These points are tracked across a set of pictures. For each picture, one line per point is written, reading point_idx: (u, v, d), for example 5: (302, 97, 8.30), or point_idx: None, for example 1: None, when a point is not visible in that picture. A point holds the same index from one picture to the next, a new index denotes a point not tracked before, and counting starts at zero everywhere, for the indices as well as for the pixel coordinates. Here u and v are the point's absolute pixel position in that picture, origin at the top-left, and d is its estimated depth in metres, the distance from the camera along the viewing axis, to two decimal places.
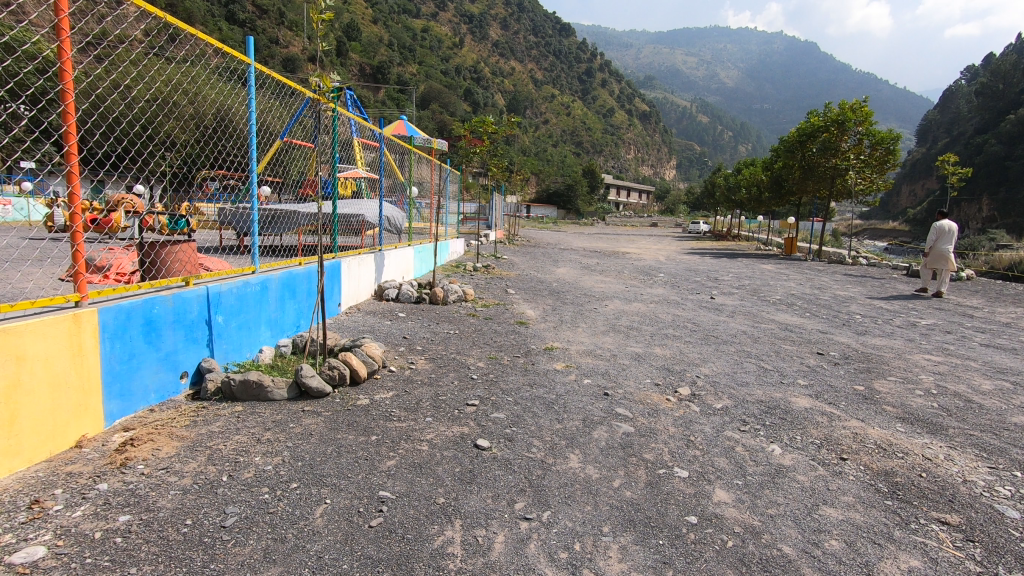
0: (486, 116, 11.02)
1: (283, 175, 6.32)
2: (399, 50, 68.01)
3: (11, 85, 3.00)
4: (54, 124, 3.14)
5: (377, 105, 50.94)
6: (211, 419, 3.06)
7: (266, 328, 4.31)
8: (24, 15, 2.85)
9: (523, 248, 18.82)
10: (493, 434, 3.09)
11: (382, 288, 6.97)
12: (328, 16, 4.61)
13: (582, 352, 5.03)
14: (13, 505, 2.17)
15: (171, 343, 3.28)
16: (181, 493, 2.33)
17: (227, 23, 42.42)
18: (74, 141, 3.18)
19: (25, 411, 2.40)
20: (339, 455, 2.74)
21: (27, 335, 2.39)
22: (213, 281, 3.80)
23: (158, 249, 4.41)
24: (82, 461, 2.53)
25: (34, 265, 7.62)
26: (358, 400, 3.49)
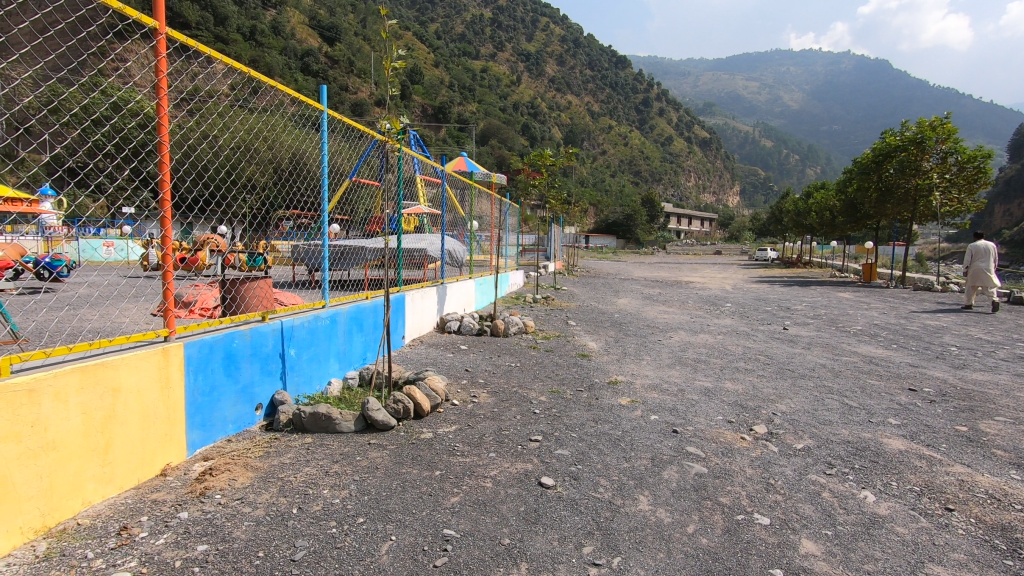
0: (546, 150, 11.17)
1: (352, 213, 6.61)
2: (458, 91, 70.80)
3: (117, 141, 3.31)
4: (151, 173, 3.42)
5: (439, 143, 53.00)
6: (283, 450, 3.16)
7: (334, 361, 4.45)
8: (127, 76, 3.16)
9: (583, 279, 18.66)
10: (558, 471, 3.01)
11: (444, 320, 7.08)
12: (398, 64, 4.88)
13: (647, 386, 4.85)
14: (105, 531, 2.30)
15: (248, 375, 3.44)
16: (254, 525, 2.39)
17: (302, 74, 45.78)
18: (168, 187, 3.44)
19: (119, 440, 2.56)
20: (404, 489, 2.74)
21: (122, 368, 2.56)
22: (287, 316, 3.98)
23: (238, 285, 4.69)
24: (166, 489, 2.66)
25: (130, 301, 8.28)
26: (422, 433, 3.50)
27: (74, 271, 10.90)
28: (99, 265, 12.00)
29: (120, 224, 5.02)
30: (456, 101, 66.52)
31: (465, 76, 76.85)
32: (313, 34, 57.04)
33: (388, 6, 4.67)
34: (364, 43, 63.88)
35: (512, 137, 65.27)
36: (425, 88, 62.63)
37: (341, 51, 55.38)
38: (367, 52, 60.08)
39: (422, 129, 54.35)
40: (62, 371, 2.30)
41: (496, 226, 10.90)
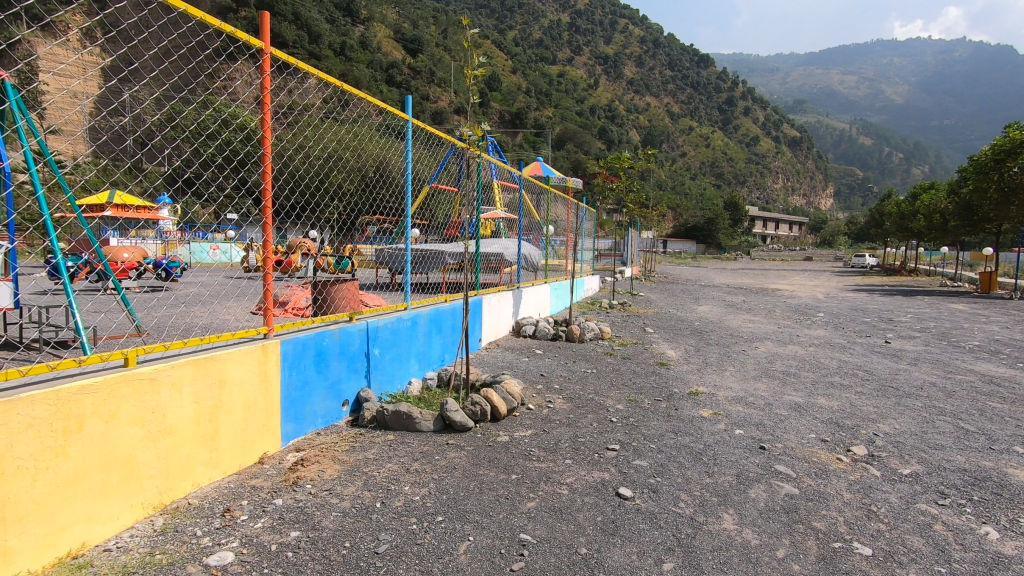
0: (623, 152, 10.97)
1: (432, 218, 6.80)
2: (535, 96, 71.25)
3: (226, 154, 3.60)
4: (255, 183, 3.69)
5: (515, 148, 53.57)
6: (367, 446, 3.30)
7: (415, 361, 4.59)
8: (236, 93, 3.44)
9: (661, 285, 18.15)
10: (636, 483, 2.93)
11: (519, 324, 7.13)
12: (479, 72, 4.99)
13: (731, 399, 4.62)
14: (211, 511, 2.51)
15: (337, 373, 3.63)
16: (341, 515, 2.51)
17: (386, 86, 47.88)
18: (269, 196, 3.70)
19: (224, 428, 2.78)
20: (481, 491, 2.78)
21: (228, 362, 2.78)
22: (372, 317, 4.16)
23: (328, 287, 4.97)
24: (263, 476, 2.86)
25: (232, 300, 8.99)
26: (498, 436, 3.53)
27: (187, 271, 12.01)
28: (207, 266, 13.14)
29: (226, 229, 5.47)
30: (532, 107, 66.96)
31: (541, 81, 77.22)
32: (396, 47, 59.53)
33: (471, 16, 4.76)
34: (445, 53, 65.85)
35: (588, 141, 64.71)
36: (502, 95, 63.57)
37: (422, 62, 57.39)
38: (448, 62, 61.84)
39: (500, 135, 55.16)
40: (178, 363, 2.53)
41: (572, 231, 10.85)
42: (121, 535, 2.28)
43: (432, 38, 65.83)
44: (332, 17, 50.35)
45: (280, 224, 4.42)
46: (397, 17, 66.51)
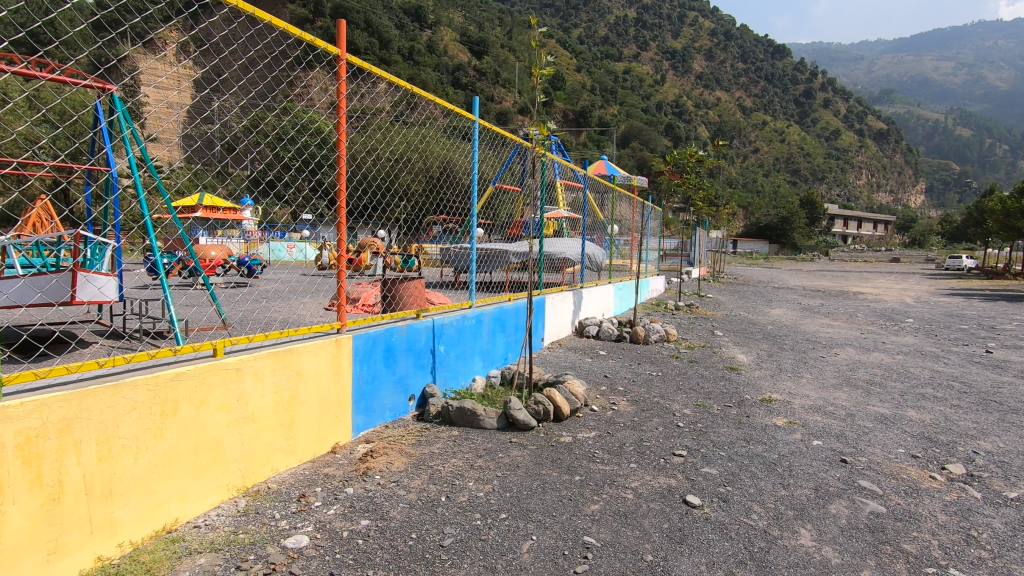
0: (692, 149, 10.61)
1: (495, 217, 6.83)
2: (600, 93, 70.37)
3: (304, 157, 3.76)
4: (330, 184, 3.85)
5: (579, 147, 53.21)
6: (433, 440, 3.37)
7: (479, 359, 4.65)
8: (312, 98, 3.59)
9: (730, 286, 17.45)
10: (705, 491, 2.82)
11: (583, 325, 7.06)
12: (546, 71, 4.97)
13: (808, 408, 4.36)
14: (289, 496, 2.64)
15: (404, 368, 3.73)
16: (408, 507, 2.57)
17: (453, 87, 48.83)
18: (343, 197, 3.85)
19: (300, 418, 2.92)
20: (544, 491, 2.77)
21: (304, 355, 2.92)
22: (438, 314, 4.24)
23: (396, 284, 5.13)
24: (336, 465, 2.98)
25: (307, 296, 9.47)
26: (561, 437, 3.51)
27: (267, 268, 12.76)
28: (285, 263, 13.90)
29: (302, 228, 5.76)
30: (597, 105, 66.19)
31: (607, 79, 76.16)
32: (463, 49, 60.55)
33: (538, 16, 4.75)
34: (510, 53, 66.25)
35: (654, 138, 63.16)
36: (567, 94, 63.23)
37: (488, 63, 58.08)
38: (513, 62, 62.25)
39: (563, 134, 54.90)
40: (260, 354, 2.68)
41: (637, 230, 10.63)
42: (209, 513, 2.46)
43: (497, 39, 66.49)
44: (402, 23, 51.92)
45: (352, 224, 4.60)
46: (464, 20, 67.64)
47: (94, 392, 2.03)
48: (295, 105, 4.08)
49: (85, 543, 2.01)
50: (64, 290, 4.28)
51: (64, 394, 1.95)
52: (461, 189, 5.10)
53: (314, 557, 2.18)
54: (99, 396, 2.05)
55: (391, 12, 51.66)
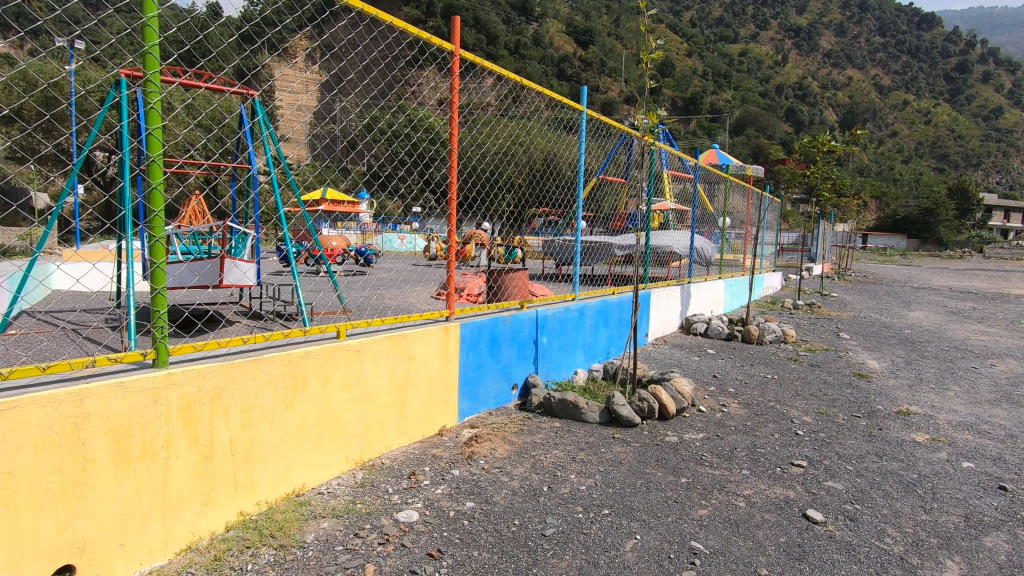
0: (819, 134, 9.68)
1: (599, 210, 6.71)
2: (712, 78, 66.57)
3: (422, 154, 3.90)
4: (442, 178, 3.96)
5: (688, 136, 50.88)
6: (535, 430, 3.40)
7: (581, 352, 4.61)
8: (429, 94, 3.67)
9: (860, 285, 15.80)
10: (828, 506, 2.59)
11: (690, 321, 6.76)
12: (657, 56, 4.74)
13: (956, 425, 3.83)
14: (401, 472, 2.81)
15: (507, 358, 3.79)
16: (511, 493, 2.62)
17: (557, 79, 48.65)
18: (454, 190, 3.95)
19: (411, 399, 3.08)
20: (648, 490, 2.70)
21: (416, 340, 3.06)
22: (542, 306, 4.26)
23: (501, 275, 5.25)
24: (442, 447, 3.11)
25: (416, 284, 9.96)
26: (667, 436, 3.39)
27: (381, 258, 13.61)
28: (398, 254, 14.74)
29: (414, 220, 6.05)
30: (709, 91, 62.78)
31: (721, 62, 71.88)
32: (568, 40, 60.09)
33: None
34: (617, 42, 64.66)
35: (773, 124, 58.66)
36: (676, 81, 60.60)
37: (594, 53, 57.26)
38: (620, 51, 60.84)
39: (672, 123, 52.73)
40: (377, 338, 2.86)
41: (751, 223, 9.96)
42: (331, 481, 2.67)
43: (604, 28, 65.19)
44: (509, 18, 52.55)
45: (460, 216, 4.74)
46: (570, 11, 67.05)
47: (240, 364, 2.28)
48: (408, 103, 4.26)
49: (230, 498, 2.28)
50: (214, 275, 4.87)
51: (216, 364, 2.21)
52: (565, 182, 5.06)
53: (423, 532, 2.29)
54: (244, 368, 2.29)
55: (499, 8, 52.48)
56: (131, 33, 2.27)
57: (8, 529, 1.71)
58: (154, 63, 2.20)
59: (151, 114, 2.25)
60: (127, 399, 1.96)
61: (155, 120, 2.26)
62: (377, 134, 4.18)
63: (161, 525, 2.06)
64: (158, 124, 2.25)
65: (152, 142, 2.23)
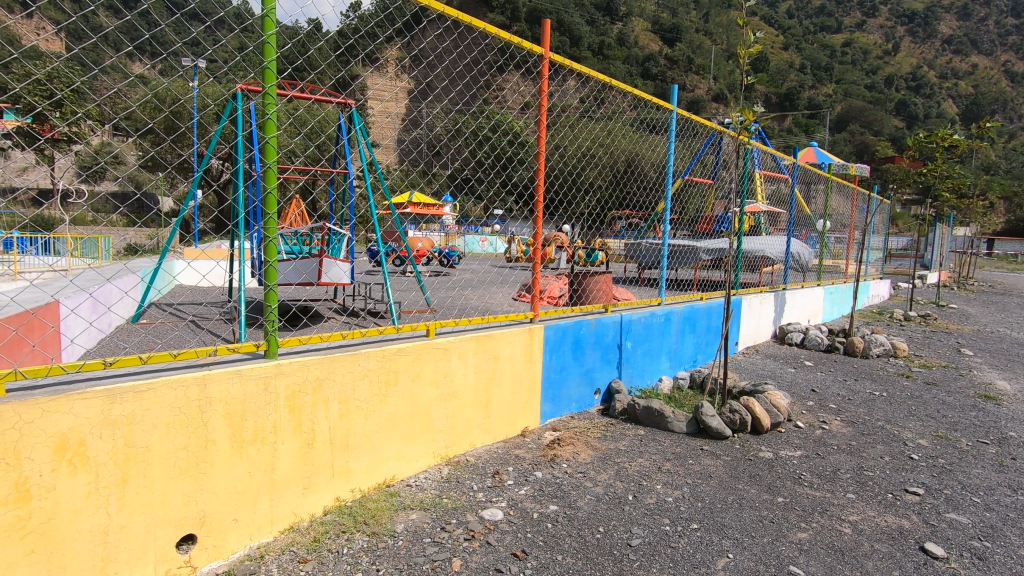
0: (940, 129, 8.74)
1: (684, 212, 6.47)
2: (811, 71, 62.33)
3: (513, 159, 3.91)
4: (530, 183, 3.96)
5: (782, 134, 47.96)
6: (619, 437, 3.33)
7: (666, 358, 4.47)
8: (521, 99, 3.66)
9: (986, 296, 14.14)
10: (951, 541, 2.33)
11: (784, 330, 6.36)
12: (755, 49, 4.43)
13: None
14: (485, 470, 2.85)
15: (591, 361, 3.75)
16: (595, 500, 2.59)
17: (642, 78, 47.61)
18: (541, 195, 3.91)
19: (496, 399, 3.12)
20: (741, 507, 2.56)
21: (501, 340, 3.10)
22: (627, 310, 4.17)
23: (584, 278, 5.26)
24: (525, 448, 3.13)
25: (498, 286, 10.10)
26: (760, 451, 3.20)
27: (464, 259, 13.94)
28: (480, 256, 15.03)
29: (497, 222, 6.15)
30: (807, 85, 58.89)
31: (821, 54, 67.17)
32: (654, 38, 58.61)
33: None
34: (707, 37, 62.23)
35: (880, 118, 53.96)
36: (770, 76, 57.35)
37: (682, 51, 55.47)
38: (709, 47, 58.54)
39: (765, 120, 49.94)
40: (464, 337, 2.92)
41: (856, 226, 9.21)
42: (419, 475, 2.77)
43: (692, 23, 62.94)
44: (593, 19, 52.07)
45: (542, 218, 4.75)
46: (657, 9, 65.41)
47: (340, 358, 2.41)
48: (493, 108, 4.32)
49: (329, 483, 2.42)
50: (313, 273, 5.22)
51: (319, 357, 2.36)
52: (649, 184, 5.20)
53: (508, 531, 2.32)
54: (343, 362, 2.42)
55: (583, 9, 52.16)
56: (253, 50, 2.45)
57: (145, 497, 1.91)
58: (271, 77, 2.36)
59: (266, 123, 2.42)
60: (243, 386, 2.14)
61: (271, 129, 2.43)
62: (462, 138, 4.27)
63: (269, 504, 2.22)
64: (273, 133, 2.42)
65: (268, 149, 2.41)
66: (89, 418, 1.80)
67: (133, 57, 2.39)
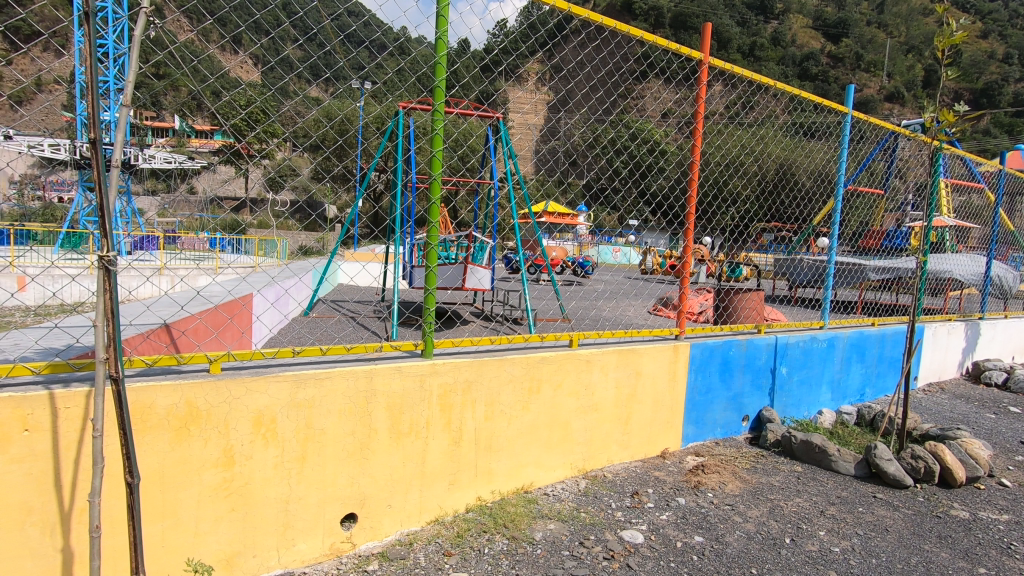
0: None
1: (849, 225, 5.79)
2: (1018, 61, 52.69)
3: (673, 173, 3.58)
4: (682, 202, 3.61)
5: (976, 136, 41.04)
6: (772, 471, 3.06)
7: (827, 389, 4.01)
8: (678, 106, 3.37)
9: None
10: None
11: (980, 367, 5.39)
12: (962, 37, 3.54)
13: None
14: (623, 489, 2.77)
15: (740, 385, 3.49)
16: (746, 537, 2.38)
17: (799, 80, 43.75)
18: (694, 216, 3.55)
19: (636, 416, 3.02)
20: (928, 572, 2.19)
21: (644, 355, 2.99)
22: (783, 332, 3.81)
23: (732, 295, 4.94)
24: (666, 471, 2.99)
25: (633, 298, 9.87)
26: (952, 509, 2.73)
27: (598, 270, 13.84)
28: (615, 267, 14.81)
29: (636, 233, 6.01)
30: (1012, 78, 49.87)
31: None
32: (814, 35, 53.60)
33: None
34: (881, 31, 55.47)
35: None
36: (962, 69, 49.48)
37: (848, 47, 50.02)
38: (883, 41, 52.11)
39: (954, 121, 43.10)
40: (607, 350, 2.87)
41: None
42: (556, 484, 2.77)
43: (861, 16, 56.52)
44: (745, 19, 48.95)
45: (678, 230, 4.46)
46: (820, 3, 59.81)
47: (488, 362, 2.49)
48: (632, 117, 4.23)
49: (472, 482, 2.51)
50: (457, 278, 5.52)
51: (469, 360, 2.46)
52: (805, 194, 4.80)
53: (649, 557, 2.22)
54: (491, 367, 2.50)
55: (732, 10, 49.39)
56: (424, 69, 2.58)
57: (319, 474, 2.13)
58: (441, 94, 2.44)
59: (434, 138, 2.53)
60: (403, 381, 2.29)
61: (438, 143, 2.53)
62: (601, 148, 4.17)
63: (419, 495, 2.36)
64: (440, 147, 2.52)
65: (434, 162, 2.51)
66: (281, 399, 2.05)
67: (310, 82, 2.64)
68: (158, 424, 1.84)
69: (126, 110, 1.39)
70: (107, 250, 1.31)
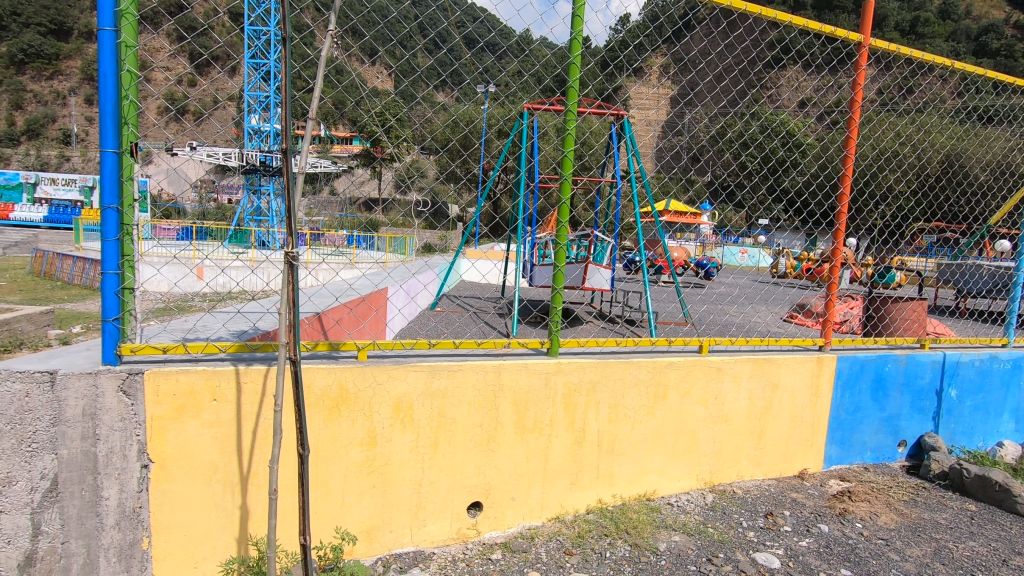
0: None
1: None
2: None
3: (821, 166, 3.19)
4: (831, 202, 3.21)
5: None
6: (936, 506, 2.70)
7: (1010, 418, 3.43)
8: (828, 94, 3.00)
9: None
10: None
11: None
12: None
13: None
14: (755, 508, 2.59)
15: (897, 406, 3.10)
16: None
17: (974, 57, 37.79)
18: (845, 218, 3.14)
19: (771, 431, 2.81)
20: None
21: (783, 367, 2.77)
22: (953, 349, 3.32)
23: (887, 304, 4.43)
24: (805, 494, 2.74)
25: (762, 303, 9.20)
26: None
27: (722, 272, 13.06)
28: (743, 269, 13.88)
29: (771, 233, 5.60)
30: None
31: None
32: (996, 4, 45.93)
33: None
34: None
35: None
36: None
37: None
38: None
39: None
40: (741, 358, 2.70)
41: None
42: (681, 495, 2.66)
43: None
44: None
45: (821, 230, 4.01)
46: None
47: (613, 364, 2.46)
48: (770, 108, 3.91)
49: (594, 484, 2.49)
50: (579, 278, 5.54)
51: (594, 361, 2.44)
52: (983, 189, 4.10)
53: None
54: (616, 369, 2.46)
55: None
56: (560, 70, 2.59)
57: (450, 461, 2.25)
58: (574, 94, 2.44)
59: (566, 138, 2.53)
60: (529, 377, 2.33)
61: (570, 142, 2.53)
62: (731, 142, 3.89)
63: (541, 491, 2.40)
64: (571, 147, 2.51)
65: (565, 162, 2.50)
66: (417, 387, 2.18)
67: (446, 89, 2.77)
68: (315, 402, 2.06)
69: (307, 122, 1.57)
70: (293, 246, 1.49)
